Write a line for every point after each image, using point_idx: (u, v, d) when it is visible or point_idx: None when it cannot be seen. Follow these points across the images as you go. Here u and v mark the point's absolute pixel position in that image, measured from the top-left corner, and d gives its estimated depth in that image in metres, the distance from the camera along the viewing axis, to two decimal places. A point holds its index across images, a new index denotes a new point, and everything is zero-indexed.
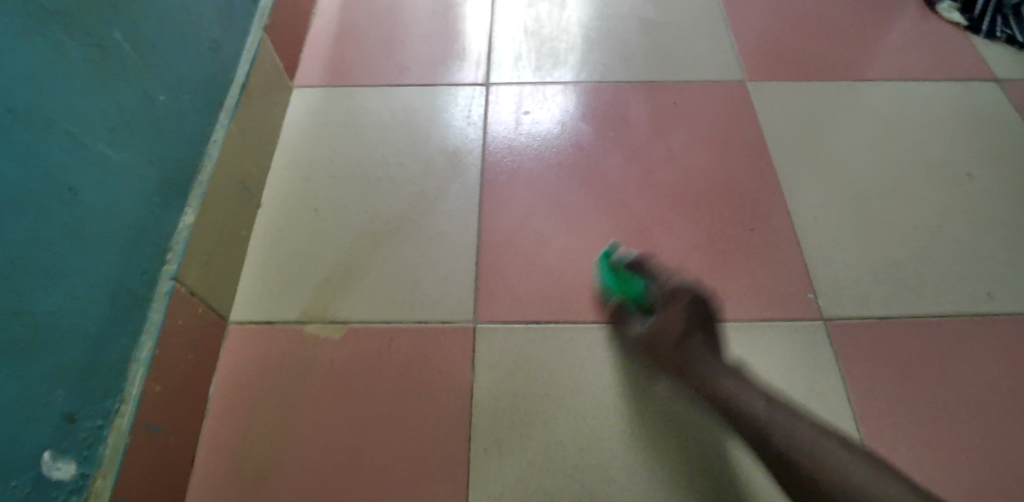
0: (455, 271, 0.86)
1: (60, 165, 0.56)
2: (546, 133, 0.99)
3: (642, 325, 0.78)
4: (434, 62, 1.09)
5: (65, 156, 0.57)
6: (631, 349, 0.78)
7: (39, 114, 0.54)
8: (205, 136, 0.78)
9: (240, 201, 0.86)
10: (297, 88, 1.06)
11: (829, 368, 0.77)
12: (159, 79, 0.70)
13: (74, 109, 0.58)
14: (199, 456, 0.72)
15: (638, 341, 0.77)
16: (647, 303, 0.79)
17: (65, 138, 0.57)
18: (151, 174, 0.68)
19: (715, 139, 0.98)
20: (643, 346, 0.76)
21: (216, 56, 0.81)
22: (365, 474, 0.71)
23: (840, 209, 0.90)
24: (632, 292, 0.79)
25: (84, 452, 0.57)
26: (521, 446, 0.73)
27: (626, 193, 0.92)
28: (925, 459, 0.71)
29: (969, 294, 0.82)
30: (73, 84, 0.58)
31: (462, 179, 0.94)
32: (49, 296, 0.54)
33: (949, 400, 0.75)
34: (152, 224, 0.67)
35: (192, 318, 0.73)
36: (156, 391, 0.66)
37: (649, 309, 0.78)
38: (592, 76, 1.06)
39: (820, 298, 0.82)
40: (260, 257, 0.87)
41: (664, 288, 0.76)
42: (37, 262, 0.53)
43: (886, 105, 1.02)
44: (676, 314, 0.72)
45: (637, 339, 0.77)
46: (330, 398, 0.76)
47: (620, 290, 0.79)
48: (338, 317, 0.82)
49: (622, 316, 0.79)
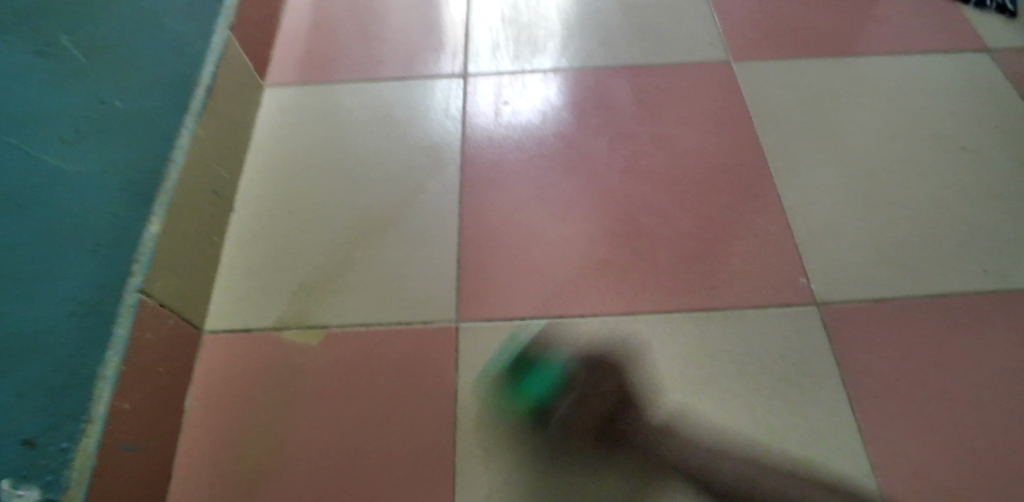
0: (436, 268, 0.83)
1: (30, 173, 0.55)
2: (526, 122, 0.96)
3: (564, 407, 0.73)
4: (409, 55, 1.06)
5: (31, 162, 0.56)
6: (552, 437, 0.71)
7: (15, 119, 0.54)
8: (170, 140, 0.74)
9: (211, 205, 0.83)
10: (268, 87, 1.03)
11: (824, 353, 0.75)
12: (117, 84, 0.67)
13: (41, 112, 0.57)
14: (177, 471, 0.70)
15: (567, 419, 0.72)
16: (529, 423, 0.72)
17: (30, 142, 0.56)
18: (113, 182, 0.65)
19: (701, 121, 0.95)
20: (569, 409, 0.73)
21: (178, 56, 0.78)
22: (347, 482, 0.69)
23: (830, 188, 0.88)
24: (552, 381, 0.74)
25: (47, 477, 0.55)
26: (507, 447, 0.70)
27: (610, 181, 0.90)
28: (926, 445, 0.69)
29: (966, 271, 0.80)
30: (36, 86, 0.57)
31: (441, 173, 0.92)
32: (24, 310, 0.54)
33: (949, 381, 0.72)
34: (117, 235, 0.65)
35: (162, 329, 0.70)
36: (123, 409, 0.63)
37: (565, 391, 0.74)
38: (573, 62, 1.03)
39: (813, 281, 0.80)
40: (233, 263, 0.84)
41: (580, 359, 0.76)
42: (12, 272, 0.53)
43: (875, 79, 0.99)
44: (597, 400, 0.73)
45: (562, 406, 0.73)
46: (308, 404, 0.73)
47: (532, 391, 0.74)
48: (316, 322, 0.79)
49: (545, 414, 0.72)
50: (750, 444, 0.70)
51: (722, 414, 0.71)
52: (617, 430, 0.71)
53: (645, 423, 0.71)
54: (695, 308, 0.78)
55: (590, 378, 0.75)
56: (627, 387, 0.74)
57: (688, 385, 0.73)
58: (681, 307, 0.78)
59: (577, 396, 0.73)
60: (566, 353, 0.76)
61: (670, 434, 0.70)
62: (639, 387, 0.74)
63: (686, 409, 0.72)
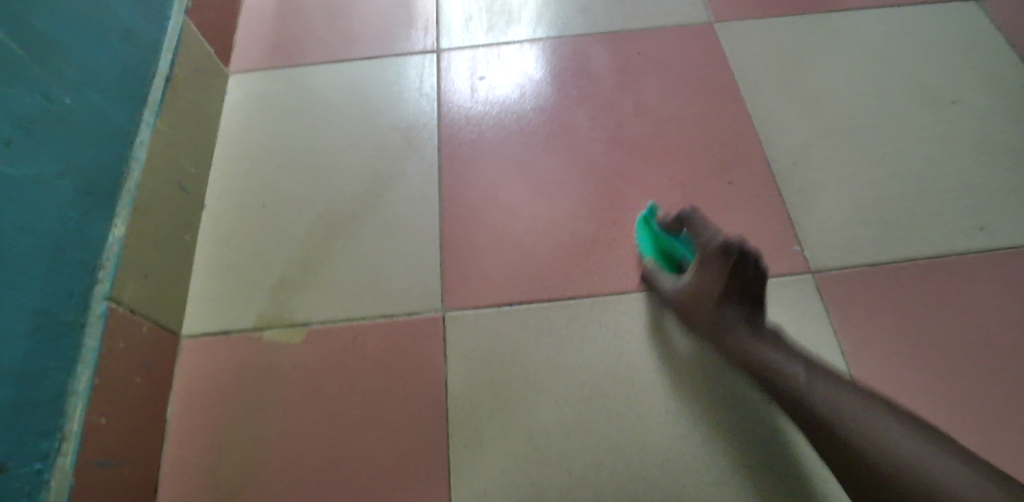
0: (419, 257, 0.80)
1: None
2: (504, 98, 0.92)
3: (676, 284, 0.72)
4: (378, 33, 1.01)
5: None
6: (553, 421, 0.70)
7: None
8: (130, 138, 0.71)
9: (180, 203, 0.79)
10: (233, 74, 0.98)
11: (820, 321, 0.74)
12: (64, 80, 0.63)
13: None
14: (163, 481, 0.68)
15: (677, 297, 0.71)
16: (527, 408, 0.70)
17: None
18: (68, 186, 0.61)
19: (684, 88, 0.92)
20: (692, 286, 0.69)
21: (132, 47, 0.73)
22: (339, 481, 0.68)
23: (820, 151, 0.85)
24: (673, 250, 0.74)
25: (24, 499, 0.53)
26: (504, 437, 0.69)
27: (594, 154, 0.87)
28: (927, 410, 0.68)
29: (962, 229, 0.78)
30: None
31: (419, 156, 0.88)
32: None
33: (945, 343, 0.72)
34: (74, 244, 0.61)
35: (136, 338, 0.68)
36: (100, 423, 0.61)
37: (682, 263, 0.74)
38: (550, 32, 0.99)
39: (806, 249, 0.78)
40: (207, 263, 0.81)
41: (617, 325, 0.74)
42: None
43: (862, 35, 0.96)
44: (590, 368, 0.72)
45: (671, 283, 0.72)
46: (295, 405, 0.72)
47: (671, 246, 0.74)
48: (297, 319, 0.77)
49: (661, 272, 0.74)
50: (749, 418, 0.69)
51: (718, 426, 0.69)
52: (716, 327, 0.66)
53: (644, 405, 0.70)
54: None
55: (581, 349, 0.73)
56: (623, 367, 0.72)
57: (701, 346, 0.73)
58: None
59: (572, 381, 0.72)
60: (693, 237, 0.72)
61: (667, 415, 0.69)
62: (634, 367, 0.72)
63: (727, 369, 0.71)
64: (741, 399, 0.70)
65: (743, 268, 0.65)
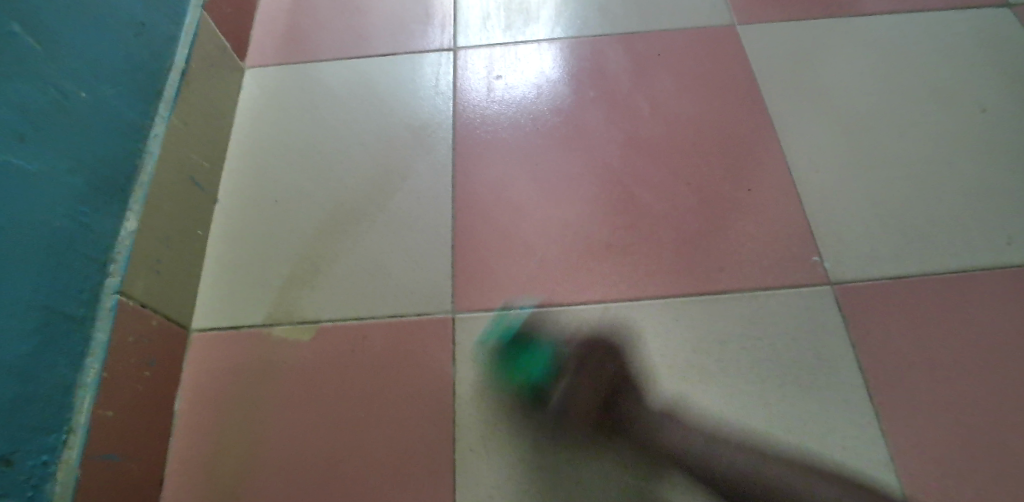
0: (429, 256, 0.79)
1: None
2: (519, 97, 0.91)
3: (560, 392, 0.70)
4: (395, 30, 1.00)
5: None
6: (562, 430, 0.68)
7: None
8: (144, 131, 0.71)
9: (192, 197, 0.79)
10: (248, 69, 0.98)
11: (839, 334, 0.72)
12: (75, 73, 0.62)
13: None
14: (168, 476, 0.68)
15: (568, 389, 0.70)
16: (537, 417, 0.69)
17: None
18: (78, 181, 0.61)
19: (703, 91, 0.90)
20: (565, 403, 0.70)
21: (147, 41, 0.73)
22: (343, 483, 0.67)
23: (842, 158, 0.83)
24: (540, 375, 0.71)
25: (29, 492, 0.53)
26: (510, 444, 0.68)
27: (608, 156, 0.85)
28: (949, 429, 0.66)
29: (989, 241, 0.76)
30: None
31: (431, 155, 0.87)
32: None
33: (968, 360, 0.69)
34: (84, 237, 0.61)
35: (145, 331, 0.67)
36: (107, 417, 0.61)
37: (560, 374, 0.71)
38: (568, 31, 0.97)
39: (825, 258, 0.76)
40: (219, 258, 0.81)
41: (626, 334, 0.73)
42: None
43: (887, 39, 0.93)
44: (604, 375, 0.71)
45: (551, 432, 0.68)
46: (301, 404, 0.71)
47: (529, 373, 0.72)
48: (306, 317, 0.76)
49: (540, 393, 0.70)
50: (761, 432, 0.67)
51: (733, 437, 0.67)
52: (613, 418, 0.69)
53: (655, 417, 0.69)
54: (701, 291, 0.75)
55: (590, 357, 0.72)
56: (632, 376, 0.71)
57: (714, 356, 0.71)
58: (688, 290, 0.75)
59: (581, 387, 0.70)
60: (528, 383, 0.71)
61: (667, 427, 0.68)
62: (642, 377, 0.71)
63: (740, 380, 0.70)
64: (756, 411, 0.68)
65: (609, 362, 0.72)
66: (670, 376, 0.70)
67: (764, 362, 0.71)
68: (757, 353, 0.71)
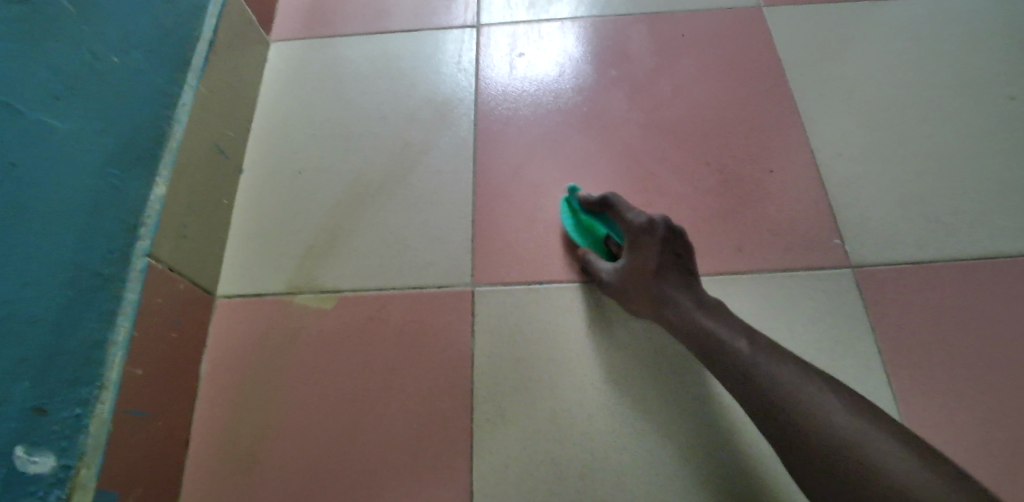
0: (449, 230, 0.80)
1: (14, 136, 0.53)
2: (541, 76, 0.91)
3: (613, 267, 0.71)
4: (418, 7, 1.00)
5: (13, 125, 0.53)
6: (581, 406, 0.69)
7: None
8: (173, 99, 0.72)
9: (218, 167, 0.80)
10: (273, 43, 0.98)
11: (857, 317, 0.72)
12: (109, 39, 0.64)
13: (19, 69, 0.54)
14: (194, 436, 0.70)
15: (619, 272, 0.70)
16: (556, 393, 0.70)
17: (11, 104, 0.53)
18: (110, 142, 0.62)
19: (727, 72, 0.89)
20: (628, 267, 0.69)
21: (175, 11, 0.74)
22: (362, 448, 0.69)
23: (867, 143, 0.82)
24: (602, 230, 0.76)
25: (63, 443, 0.55)
26: (527, 415, 0.69)
27: (631, 135, 0.85)
28: (963, 417, 0.66)
29: (1013, 230, 0.75)
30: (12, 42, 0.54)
31: (454, 130, 0.88)
32: (21, 280, 0.52)
33: (987, 349, 0.69)
34: (116, 197, 0.62)
35: (172, 294, 0.69)
36: (136, 375, 0.63)
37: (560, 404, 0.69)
38: (592, 10, 0.97)
39: (846, 243, 0.76)
40: (241, 227, 0.82)
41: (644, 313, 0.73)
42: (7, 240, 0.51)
43: (917, 24, 0.92)
44: (622, 354, 0.72)
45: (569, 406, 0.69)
46: (322, 370, 0.73)
47: (581, 223, 0.77)
48: (326, 286, 0.77)
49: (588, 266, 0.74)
50: None
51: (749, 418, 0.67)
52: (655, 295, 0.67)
53: (672, 395, 0.69)
54: (720, 272, 0.75)
55: (609, 334, 0.73)
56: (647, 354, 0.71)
57: None
58: (706, 269, 0.75)
59: (598, 365, 0.71)
60: (546, 357, 0.72)
61: (694, 418, 0.68)
62: (663, 353, 0.71)
63: None
64: None
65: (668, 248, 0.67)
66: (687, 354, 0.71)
67: (782, 343, 0.71)
68: (776, 334, 0.71)
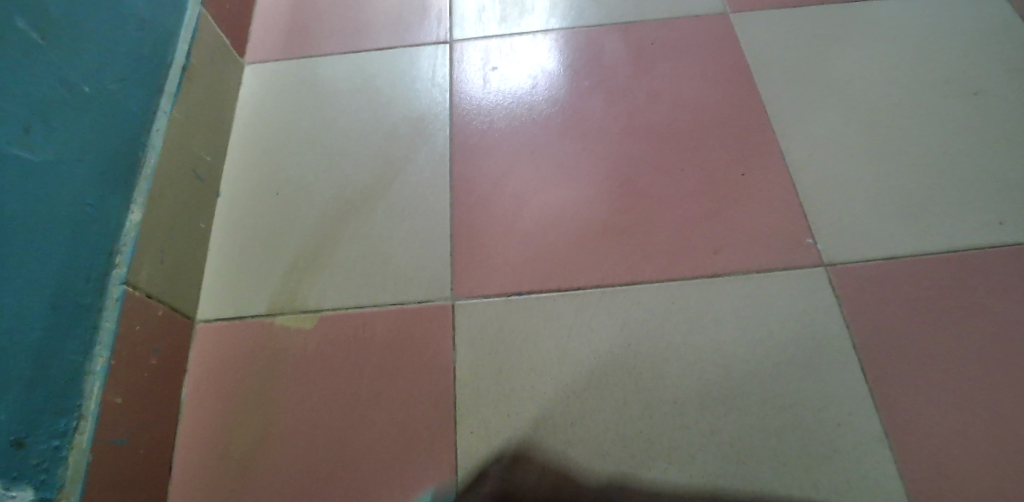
0: (429, 244, 0.81)
1: None
2: (515, 88, 0.92)
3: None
4: (392, 24, 1.01)
5: None
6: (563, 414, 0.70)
7: None
8: (147, 125, 0.72)
9: (195, 190, 0.80)
10: (249, 64, 0.99)
11: (832, 314, 0.73)
12: (81, 68, 0.64)
13: None
14: (177, 454, 0.70)
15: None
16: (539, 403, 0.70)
17: None
18: (84, 170, 0.63)
19: (698, 78, 0.91)
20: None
21: (147, 37, 0.74)
22: (348, 463, 0.69)
23: (836, 143, 0.84)
24: None
25: (41, 476, 0.55)
26: (510, 426, 0.69)
27: (605, 144, 0.86)
28: (940, 407, 0.67)
29: (980, 221, 0.77)
30: None
31: (430, 144, 0.89)
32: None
33: (961, 339, 0.70)
34: (91, 225, 0.63)
35: (151, 320, 0.69)
36: (116, 404, 0.62)
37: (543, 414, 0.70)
38: (563, 22, 0.98)
39: (819, 241, 0.77)
40: (221, 249, 0.82)
41: (624, 319, 0.74)
42: None
43: (881, 24, 0.94)
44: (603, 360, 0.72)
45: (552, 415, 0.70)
46: (308, 385, 0.73)
47: None
48: (308, 305, 0.78)
49: None
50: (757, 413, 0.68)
51: (731, 418, 0.68)
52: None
53: (654, 399, 0.69)
54: (697, 275, 0.76)
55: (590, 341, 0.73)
56: (628, 359, 0.72)
57: (711, 338, 0.72)
58: (683, 273, 0.76)
59: (579, 372, 0.72)
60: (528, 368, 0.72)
61: (677, 421, 0.68)
62: (642, 357, 0.72)
63: (735, 360, 0.71)
64: (752, 390, 0.69)
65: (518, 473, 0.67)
66: (667, 358, 0.71)
67: (760, 343, 0.72)
68: (754, 334, 0.72)
